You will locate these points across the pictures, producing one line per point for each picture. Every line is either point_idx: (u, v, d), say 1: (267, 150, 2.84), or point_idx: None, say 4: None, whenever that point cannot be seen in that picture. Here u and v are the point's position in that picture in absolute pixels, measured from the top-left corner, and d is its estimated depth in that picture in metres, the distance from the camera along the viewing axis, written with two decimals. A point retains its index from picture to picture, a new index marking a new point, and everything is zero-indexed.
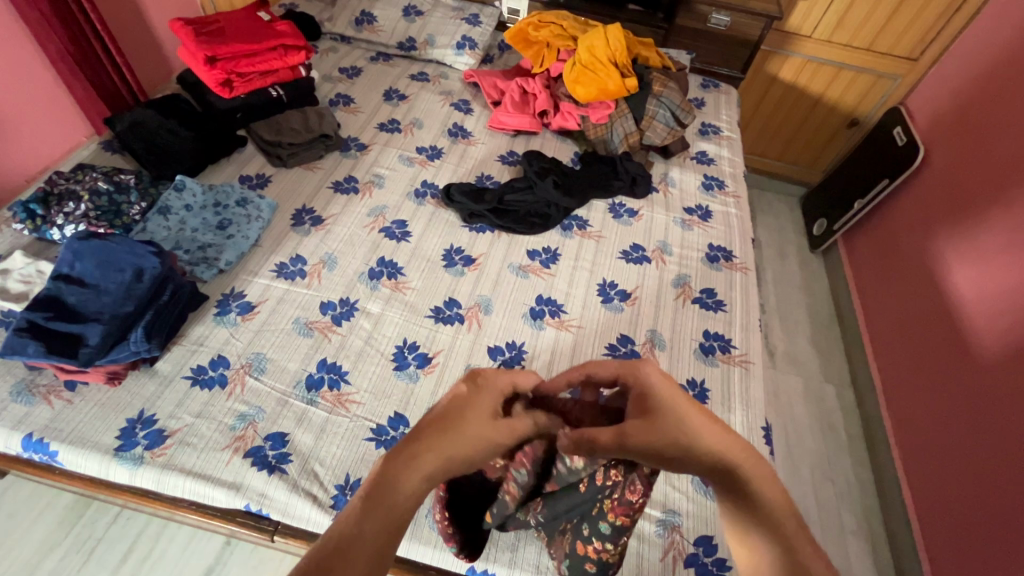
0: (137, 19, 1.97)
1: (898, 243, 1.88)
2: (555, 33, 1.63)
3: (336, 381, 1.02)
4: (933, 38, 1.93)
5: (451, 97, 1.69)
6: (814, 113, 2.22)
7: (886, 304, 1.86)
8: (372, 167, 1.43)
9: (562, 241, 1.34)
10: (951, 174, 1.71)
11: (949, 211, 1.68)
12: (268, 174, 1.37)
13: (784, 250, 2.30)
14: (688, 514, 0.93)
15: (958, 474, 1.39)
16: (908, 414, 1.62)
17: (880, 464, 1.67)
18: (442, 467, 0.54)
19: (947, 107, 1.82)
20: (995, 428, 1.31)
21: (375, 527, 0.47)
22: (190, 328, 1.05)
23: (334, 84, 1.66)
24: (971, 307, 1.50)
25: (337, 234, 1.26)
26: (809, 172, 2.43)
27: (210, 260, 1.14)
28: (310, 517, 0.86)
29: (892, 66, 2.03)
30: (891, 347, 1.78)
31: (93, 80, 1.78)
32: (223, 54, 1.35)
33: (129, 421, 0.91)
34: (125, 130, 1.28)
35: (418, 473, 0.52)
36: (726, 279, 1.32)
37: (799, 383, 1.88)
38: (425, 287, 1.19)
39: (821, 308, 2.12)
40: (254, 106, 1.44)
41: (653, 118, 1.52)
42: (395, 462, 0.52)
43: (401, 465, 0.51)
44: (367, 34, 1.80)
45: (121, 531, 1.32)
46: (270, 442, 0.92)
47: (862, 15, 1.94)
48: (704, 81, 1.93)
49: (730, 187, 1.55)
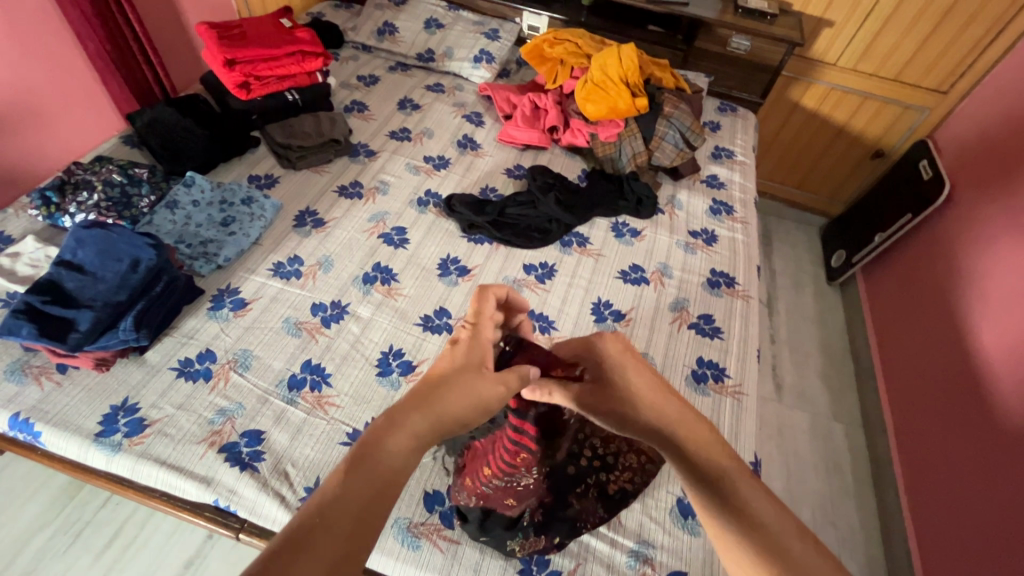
0: (174, 21, 2.06)
1: (919, 280, 1.81)
2: (569, 51, 1.64)
3: (318, 383, 1.02)
4: (965, 71, 1.86)
5: (464, 109, 1.71)
6: (837, 142, 2.17)
7: (903, 344, 1.78)
8: (379, 174, 1.45)
9: (560, 257, 1.33)
10: (979, 211, 1.64)
11: (975, 250, 1.60)
12: (276, 175, 1.40)
13: (800, 280, 2.24)
14: (663, 548, 0.90)
15: (968, 529, 1.30)
16: (920, 459, 1.54)
17: (888, 512, 1.58)
18: (429, 426, 0.57)
19: (977, 142, 1.75)
20: (1011, 481, 1.22)
21: (359, 486, 0.50)
22: (182, 321, 1.07)
23: (350, 91, 1.70)
24: (991, 350, 1.42)
25: (337, 237, 1.28)
26: (830, 202, 2.37)
27: (210, 255, 1.16)
28: (276, 518, 0.86)
29: (920, 98, 1.97)
30: (905, 389, 1.69)
31: (128, 79, 1.87)
32: (243, 57, 1.40)
33: (112, 408, 0.93)
34: (144, 125, 1.33)
35: (403, 433, 0.55)
36: (727, 306, 1.28)
37: (805, 419, 1.81)
38: (417, 295, 1.20)
39: (835, 343, 2.05)
40: (270, 108, 1.48)
41: (662, 139, 1.51)
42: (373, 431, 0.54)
43: (383, 427, 0.54)
44: (388, 43, 1.84)
45: (110, 515, 1.34)
46: (245, 438, 0.93)
47: (891, 43, 1.89)
48: (722, 105, 1.91)
49: (739, 213, 1.52)
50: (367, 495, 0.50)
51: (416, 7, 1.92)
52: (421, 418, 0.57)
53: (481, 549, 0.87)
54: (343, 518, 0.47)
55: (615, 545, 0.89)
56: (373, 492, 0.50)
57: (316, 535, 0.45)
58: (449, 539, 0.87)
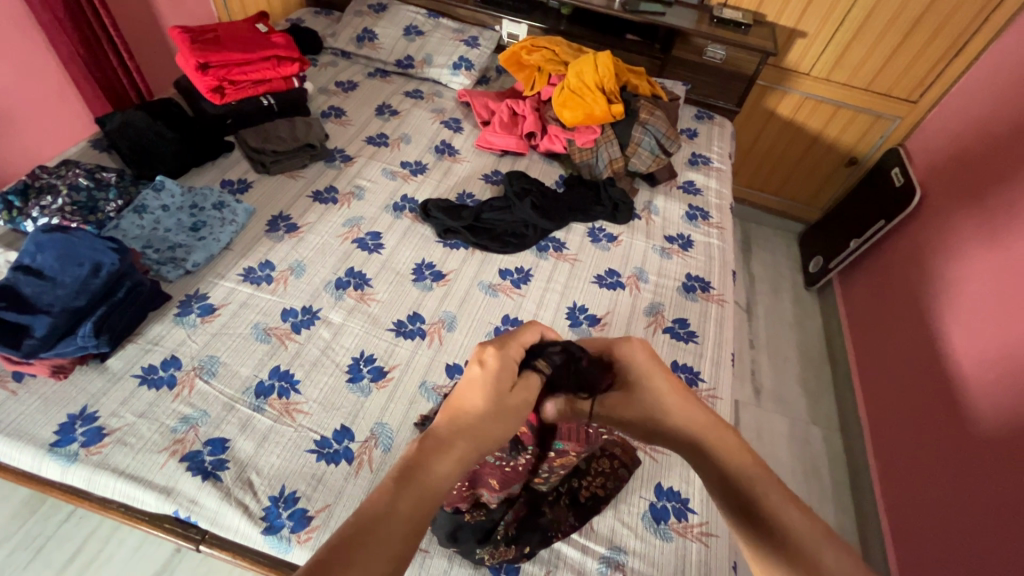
0: (150, 25, 2.04)
1: (893, 285, 1.83)
2: (546, 58, 1.65)
3: (286, 389, 1.00)
4: (933, 81, 1.91)
5: (442, 115, 1.71)
6: (812, 149, 2.21)
7: (878, 348, 1.80)
8: (354, 179, 1.44)
9: (536, 262, 1.33)
10: (948, 217, 1.67)
11: (945, 256, 1.63)
12: (250, 180, 1.38)
13: (778, 286, 2.27)
14: (634, 553, 0.89)
15: (943, 531, 1.31)
16: (895, 462, 1.55)
17: (865, 515, 1.59)
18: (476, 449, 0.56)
19: (947, 150, 1.79)
20: (983, 482, 1.24)
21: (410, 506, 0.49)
22: (147, 327, 1.04)
23: (328, 97, 1.69)
24: (961, 353, 1.44)
25: (310, 242, 1.26)
26: (807, 209, 2.40)
27: (178, 260, 1.14)
28: (238, 528, 0.84)
29: (890, 107, 2.01)
30: (881, 392, 1.71)
31: (102, 83, 1.84)
32: (215, 61, 1.39)
33: (69, 417, 0.90)
34: (112, 129, 1.31)
35: (451, 458, 0.54)
36: (702, 310, 1.29)
37: (784, 424, 1.82)
38: (390, 300, 1.18)
39: (813, 348, 2.07)
40: (245, 113, 1.47)
41: (638, 145, 1.52)
42: (424, 448, 0.53)
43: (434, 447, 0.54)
44: (367, 50, 1.84)
45: (73, 530, 1.30)
46: (209, 447, 0.90)
47: (862, 54, 1.93)
48: (699, 113, 1.94)
49: (715, 218, 1.53)
50: (414, 515, 0.49)
51: (395, 14, 1.92)
52: (465, 437, 0.56)
53: (448, 557, 0.85)
54: (392, 532, 0.47)
55: (586, 551, 0.88)
56: (421, 508, 0.50)
57: (364, 545, 0.45)
58: (416, 548, 0.85)
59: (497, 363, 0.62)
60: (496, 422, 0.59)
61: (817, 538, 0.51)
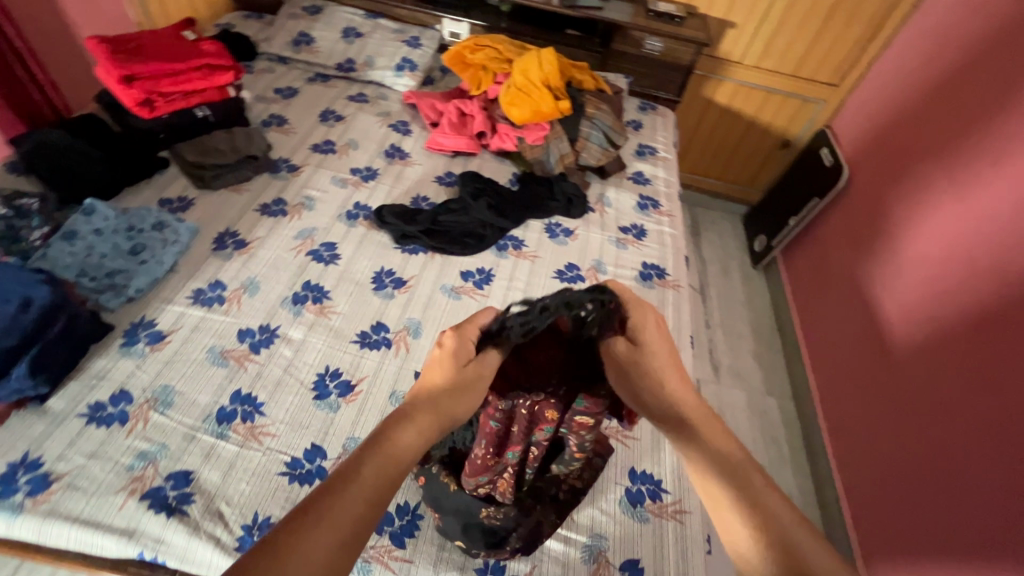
0: (63, 36, 1.90)
1: (830, 257, 1.96)
2: (491, 56, 1.65)
3: (250, 413, 0.97)
4: (852, 65, 2.04)
5: (390, 118, 1.68)
6: (749, 134, 2.31)
7: (821, 319, 1.92)
8: (303, 189, 1.39)
9: (497, 261, 1.33)
10: (874, 191, 1.80)
11: (873, 228, 1.76)
12: (191, 197, 1.32)
13: (728, 266, 2.37)
14: (614, 537, 0.92)
15: (889, 482, 1.41)
16: (844, 423, 1.66)
17: (821, 474, 1.70)
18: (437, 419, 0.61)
19: (869, 129, 1.92)
20: (921, 435, 1.35)
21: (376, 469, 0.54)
22: (90, 362, 0.98)
23: (267, 105, 1.63)
24: (894, 317, 1.56)
25: (262, 258, 1.22)
26: (749, 191, 2.52)
27: (118, 287, 1.08)
28: (211, 562, 0.80)
29: (816, 91, 2.14)
30: (827, 358, 1.83)
31: (12, 101, 1.70)
32: (141, 73, 1.31)
33: (9, 466, 0.84)
34: (29, 151, 1.21)
35: (414, 427, 0.59)
36: (659, 296, 1.34)
37: (742, 397, 1.91)
38: (351, 311, 1.16)
39: (763, 322, 2.18)
40: (179, 126, 1.39)
41: (587, 140, 1.55)
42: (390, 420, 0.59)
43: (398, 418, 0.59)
44: (304, 54, 1.78)
45: None
46: (172, 481, 0.86)
47: (788, 41, 2.04)
48: (642, 104, 1.99)
49: (664, 206, 1.59)
50: (380, 477, 0.53)
51: (331, 16, 1.87)
52: (424, 411, 0.61)
53: (432, 563, 0.85)
54: (350, 499, 0.51)
55: (568, 542, 0.91)
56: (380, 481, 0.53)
57: (332, 500, 0.50)
58: (401, 559, 0.84)
59: (454, 344, 0.67)
60: (453, 400, 0.64)
61: (784, 525, 0.54)
